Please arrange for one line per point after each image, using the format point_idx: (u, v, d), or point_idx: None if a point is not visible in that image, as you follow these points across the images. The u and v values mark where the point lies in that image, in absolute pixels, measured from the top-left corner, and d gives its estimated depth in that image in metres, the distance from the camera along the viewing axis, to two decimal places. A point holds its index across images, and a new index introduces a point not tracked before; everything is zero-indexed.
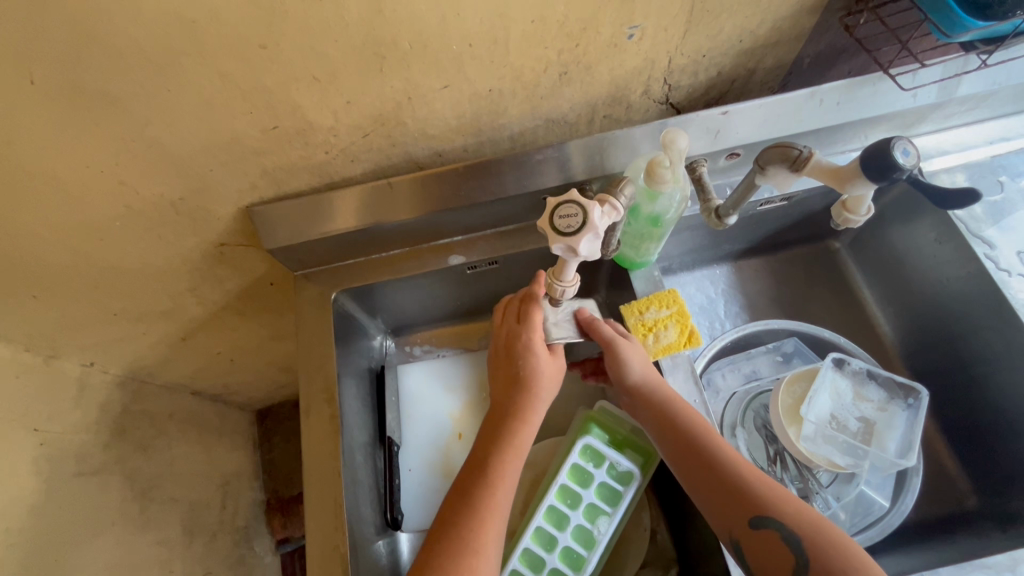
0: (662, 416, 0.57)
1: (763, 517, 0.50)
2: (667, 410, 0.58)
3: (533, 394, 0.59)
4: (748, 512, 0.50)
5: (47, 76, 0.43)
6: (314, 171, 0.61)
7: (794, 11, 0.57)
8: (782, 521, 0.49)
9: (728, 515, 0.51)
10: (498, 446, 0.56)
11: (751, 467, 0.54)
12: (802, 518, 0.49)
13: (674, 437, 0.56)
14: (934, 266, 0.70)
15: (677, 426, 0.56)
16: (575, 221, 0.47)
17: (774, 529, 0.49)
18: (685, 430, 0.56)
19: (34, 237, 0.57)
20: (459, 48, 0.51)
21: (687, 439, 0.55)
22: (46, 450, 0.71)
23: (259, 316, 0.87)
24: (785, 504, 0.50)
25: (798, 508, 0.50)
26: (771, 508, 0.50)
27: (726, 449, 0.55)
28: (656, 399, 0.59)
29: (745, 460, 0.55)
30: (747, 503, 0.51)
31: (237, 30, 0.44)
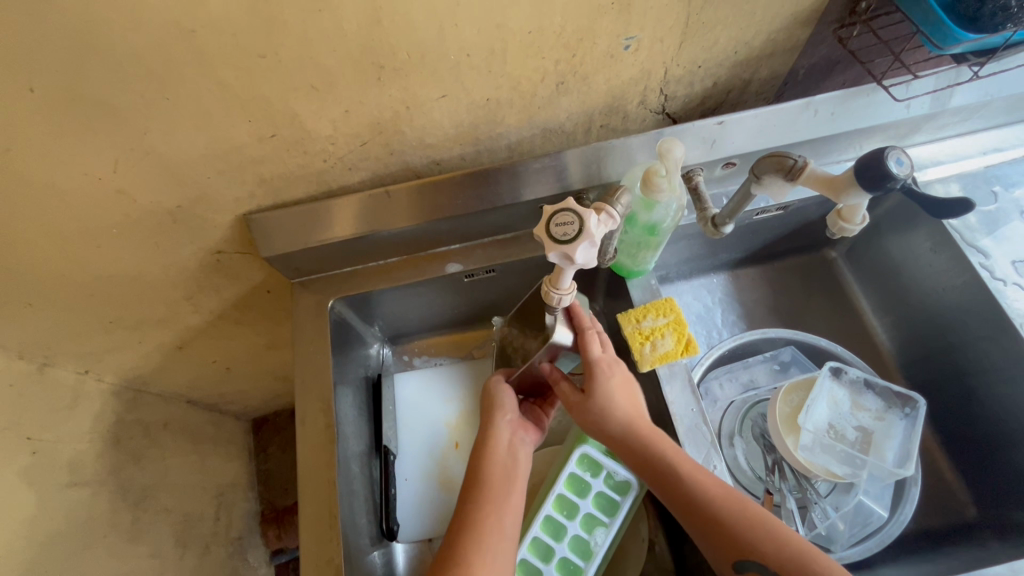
0: (642, 459, 0.56)
1: (745, 560, 0.50)
2: (645, 449, 0.57)
3: (495, 413, 0.61)
4: (732, 555, 0.51)
5: (47, 85, 0.44)
6: (312, 179, 0.61)
7: (787, 22, 0.58)
8: (764, 565, 0.49)
9: (714, 557, 0.52)
10: (476, 461, 0.58)
11: (737, 502, 0.53)
12: (784, 557, 0.49)
13: (652, 475, 0.56)
14: (930, 275, 0.70)
15: (656, 466, 0.55)
16: (571, 229, 0.47)
17: (757, 571, 0.50)
18: (664, 472, 0.55)
19: (29, 245, 0.57)
20: (456, 58, 0.51)
21: (666, 481, 0.55)
22: (39, 459, 0.71)
23: (256, 324, 0.87)
24: (766, 544, 0.50)
25: (780, 545, 0.49)
26: (752, 549, 0.50)
27: (708, 486, 0.54)
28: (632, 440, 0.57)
29: (731, 493, 0.53)
30: (729, 548, 0.51)
31: (236, 40, 0.44)
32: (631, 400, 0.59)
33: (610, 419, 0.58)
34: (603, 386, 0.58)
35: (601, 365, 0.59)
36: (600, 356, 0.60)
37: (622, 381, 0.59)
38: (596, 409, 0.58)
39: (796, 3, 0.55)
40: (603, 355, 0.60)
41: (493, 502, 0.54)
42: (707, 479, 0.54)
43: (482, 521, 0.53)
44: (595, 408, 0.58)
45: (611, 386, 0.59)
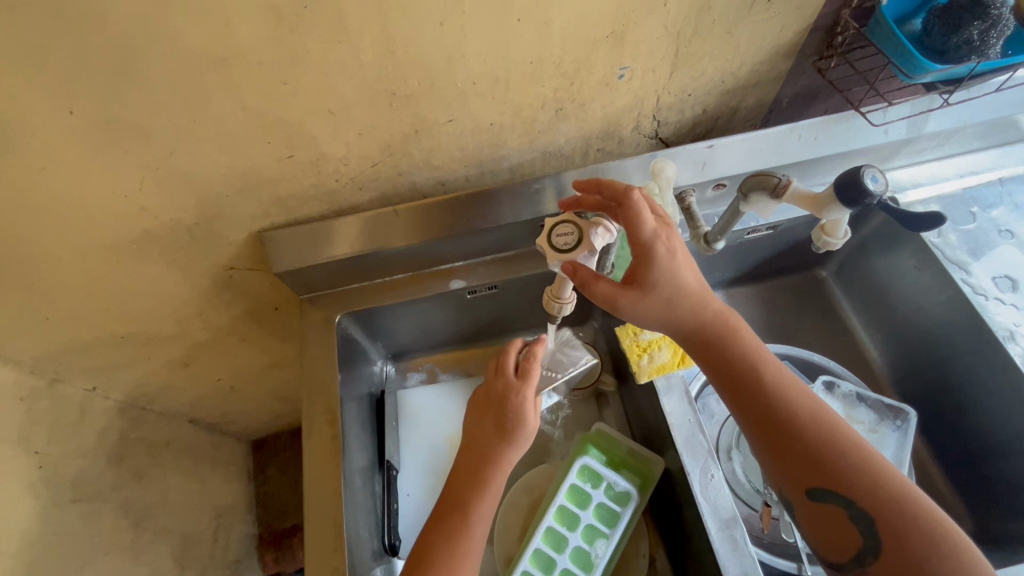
0: (725, 366, 0.53)
1: (826, 489, 0.48)
2: (727, 353, 0.53)
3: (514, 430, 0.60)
4: (811, 480, 0.48)
5: (84, 108, 0.47)
6: (323, 198, 0.64)
7: (770, 54, 0.62)
8: (849, 496, 0.47)
9: (788, 480, 0.50)
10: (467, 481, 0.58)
11: (826, 419, 0.50)
12: (877, 493, 0.46)
13: (730, 381, 0.53)
14: (915, 291, 0.73)
15: (738, 373, 0.53)
16: (571, 239, 0.52)
17: (838, 503, 0.47)
18: (747, 379, 0.52)
19: (52, 260, 0.59)
20: (463, 86, 0.55)
21: (747, 387, 0.52)
22: (44, 474, 0.72)
23: (262, 341, 0.88)
24: (856, 477, 0.47)
25: (875, 480, 0.47)
26: (839, 478, 0.47)
27: (796, 400, 0.51)
28: (711, 338, 0.53)
29: (822, 412, 0.51)
30: (812, 471, 0.48)
31: (262, 68, 0.48)
32: (705, 292, 0.53)
33: (681, 310, 0.52)
34: (666, 272, 0.50)
35: (659, 246, 0.49)
36: (658, 231, 0.49)
37: (687, 266, 0.51)
38: (659, 302, 0.52)
39: (777, 36, 0.60)
40: (660, 230, 0.50)
41: (478, 515, 0.57)
42: (795, 390, 0.52)
43: (466, 530, 0.56)
44: (672, 297, 0.52)
45: (673, 271, 0.50)
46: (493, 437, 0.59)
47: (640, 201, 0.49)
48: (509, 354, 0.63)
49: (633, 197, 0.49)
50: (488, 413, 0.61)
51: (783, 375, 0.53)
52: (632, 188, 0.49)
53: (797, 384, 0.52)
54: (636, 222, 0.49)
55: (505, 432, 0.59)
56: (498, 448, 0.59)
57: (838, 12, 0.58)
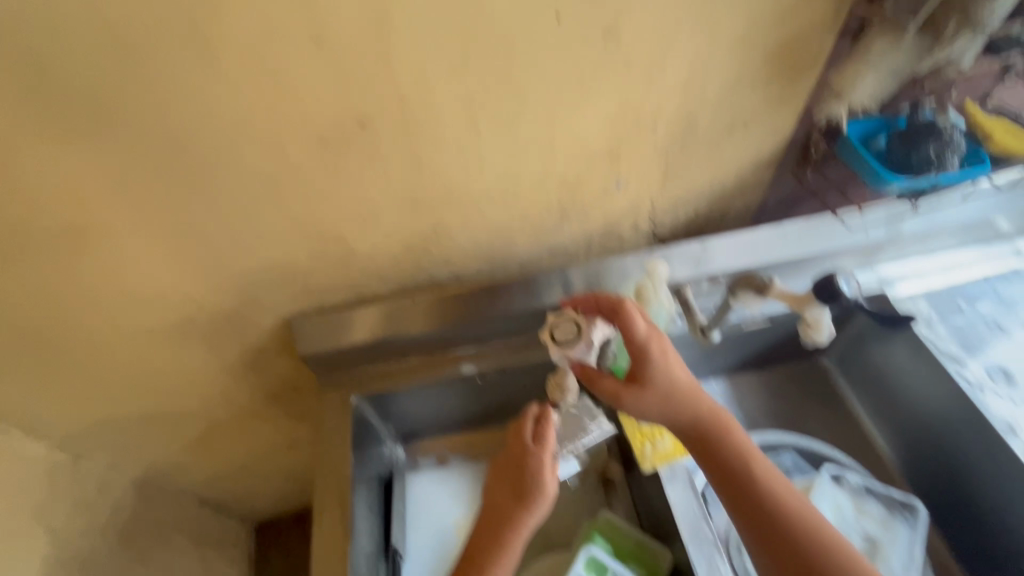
0: (717, 461, 0.57)
1: None
2: (718, 447, 0.57)
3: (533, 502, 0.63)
4: None
5: (157, 216, 0.55)
6: (349, 289, 0.71)
7: (752, 166, 0.70)
8: None
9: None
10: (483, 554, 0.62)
11: (813, 517, 0.54)
12: None
13: (724, 476, 0.56)
14: (913, 383, 0.75)
15: (730, 468, 0.56)
16: (571, 333, 0.56)
17: None
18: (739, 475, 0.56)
19: (101, 342, 0.66)
20: (479, 195, 0.63)
21: (740, 483, 0.56)
22: (58, 552, 0.73)
23: (279, 420, 0.91)
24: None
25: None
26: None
27: (784, 496, 0.55)
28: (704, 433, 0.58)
29: (808, 508, 0.55)
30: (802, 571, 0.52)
31: (307, 183, 0.56)
32: (696, 387, 0.58)
33: (677, 405, 0.57)
34: (662, 372, 0.57)
35: (653, 348, 0.57)
36: (653, 336, 0.57)
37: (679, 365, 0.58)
38: (655, 396, 0.57)
39: (756, 152, 0.68)
40: (654, 334, 0.57)
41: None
42: (783, 488, 0.56)
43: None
44: (666, 392, 0.57)
45: (668, 368, 0.57)
46: (510, 499, 0.64)
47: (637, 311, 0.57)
48: (526, 423, 0.67)
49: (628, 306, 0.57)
50: (506, 481, 0.65)
51: (771, 470, 0.57)
52: (625, 301, 0.57)
53: (784, 482, 0.57)
54: (631, 325, 0.57)
55: (521, 496, 0.63)
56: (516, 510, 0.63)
57: (808, 133, 0.67)
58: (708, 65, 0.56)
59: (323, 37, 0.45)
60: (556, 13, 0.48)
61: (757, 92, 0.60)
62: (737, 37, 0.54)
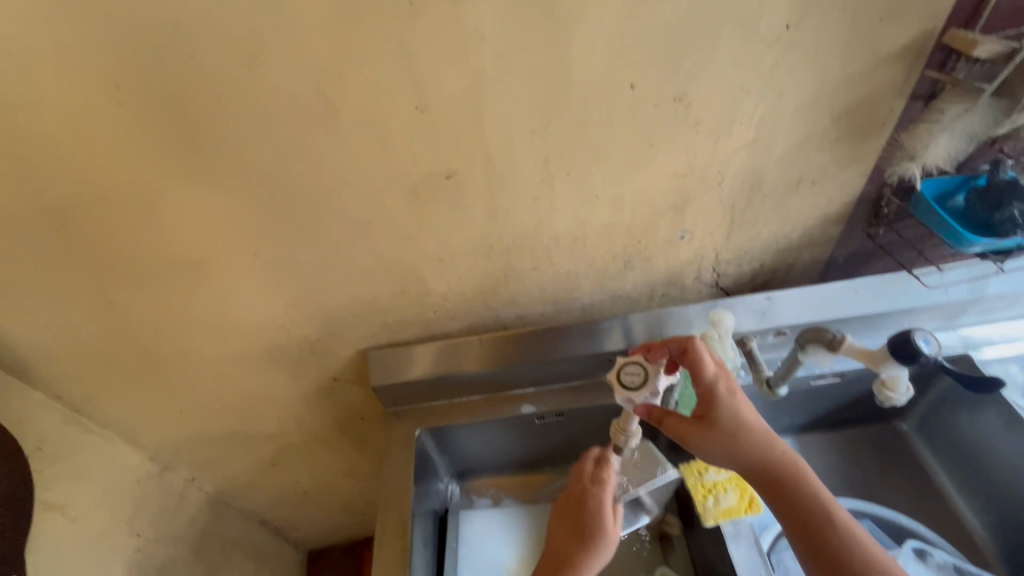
0: (792, 512, 0.52)
1: None
2: (796, 494, 0.52)
3: (593, 544, 0.61)
4: None
5: (264, 252, 0.62)
6: (421, 325, 0.75)
7: (820, 221, 0.70)
8: None
9: None
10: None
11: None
12: None
13: (801, 527, 0.51)
14: (1008, 456, 0.69)
15: (809, 520, 0.51)
16: (638, 378, 0.57)
17: None
18: (820, 528, 0.50)
19: (201, 362, 0.73)
20: (548, 242, 0.67)
21: (820, 537, 0.50)
22: (138, 556, 0.79)
23: (343, 448, 0.96)
24: None
25: None
26: None
27: (875, 556, 0.48)
28: (778, 480, 0.53)
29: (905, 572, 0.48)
30: None
31: (394, 227, 0.62)
32: (768, 431, 0.55)
33: (746, 447, 0.54)
34: (730, 411, 0.55)
35: (720, 387, 0.56)
36: (719, 374, 0.56)
37: (748, 406, 0.56)
38: (721, 436, 0.54)
39: (825, 208, 0.69)
40: (722, 374, 0.56)
41: None
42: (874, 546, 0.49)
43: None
44: (734, 432, 0.54)
45: (736, 409, 0.55)
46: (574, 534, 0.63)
47: (705, 350, 0.57)
48: (585, 463, 0.67)
49: (698, 345, 0.57)
50: (567, 519, 0.65)
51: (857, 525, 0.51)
52: (694, 338, 0.58)
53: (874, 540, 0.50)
54: (699, 365, 0.56)
55: (582, 534, 0.63)
56: (582, 545, 0.61)
57: (880, 189, 0.67)
58: (776, 126, 0.58)
59: (425, 105, 0.52)
60: (631, 83, 0.53)
61: (826, 151, 0.62)
62: (806, 100, 0.56)
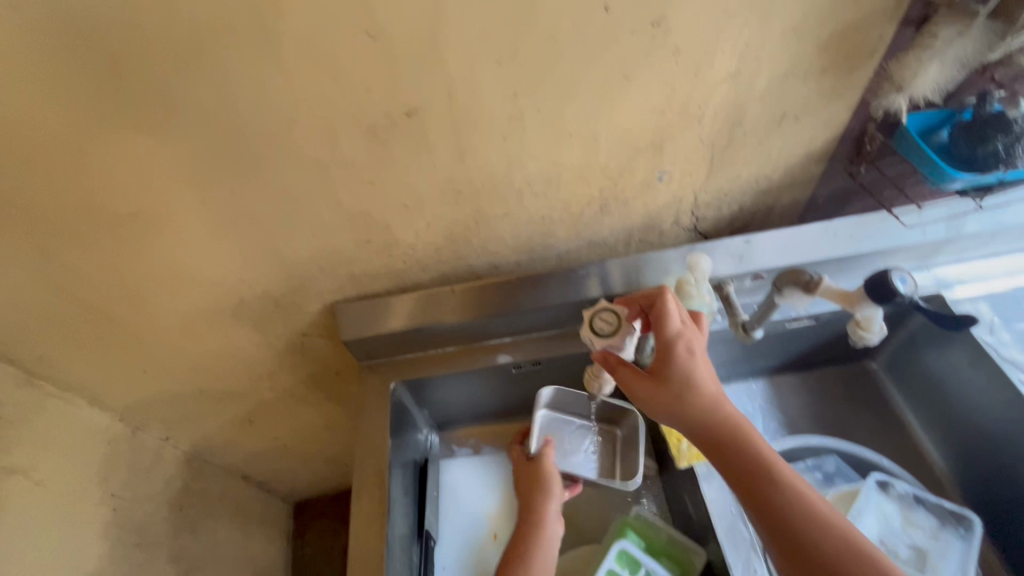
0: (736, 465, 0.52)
1: None
2: (740, 447, 0.52)
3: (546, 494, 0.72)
4: None
5: (214, 201, 0.57)
6: (391, 277, 0.73)
7: (802, 160, 0.68)
8: None
9: None
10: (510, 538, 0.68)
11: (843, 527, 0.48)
12: None
13: (744, 479, 0.51)
14: (972, 391, 0.71)
15: (752, 471, 0.51)
16: (606, 325, 0.59)
17: None
18: (762, 479, 0.50)
19: (160, 320, 0.69)
20: (519, 186, 0.63)
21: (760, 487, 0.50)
22: (114, 516, 0.78)
23: (320, 403, 0.95)
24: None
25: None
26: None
27: (811, 504, 0.49)
28: (724, 435, 0.53)
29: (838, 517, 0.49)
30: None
31: (354, 171, 0.58)
32: (719, 388, 0.54)
33: (697, 403, 0.53)
34: (684, 369, 0.54)
35: (678, 343, 0.55)
36: (680, 331, 0.55)
37: (705, 364, 0.55)
38: (672, 393, 0.54)
39: (806, 145, 0.66)
40: (682, 330, 0.55)
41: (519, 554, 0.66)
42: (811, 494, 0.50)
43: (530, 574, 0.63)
44: (685, 387, 0.53)
45: (691, 366, 0.54)
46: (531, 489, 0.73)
47: (672, 305, 0.57)
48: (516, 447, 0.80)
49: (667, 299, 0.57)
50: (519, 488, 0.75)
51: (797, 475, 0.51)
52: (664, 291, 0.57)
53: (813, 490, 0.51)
54: (664, 320, 0.56)
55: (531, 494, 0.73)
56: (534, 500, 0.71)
57: (864, 125, 0.64)
58: (759, 55, 0.55)
59: (377, 30, 0.46)
60: (605, 5, 0.48)
61: (811, 83, 0.58)
62: (792, 25, 0.52)
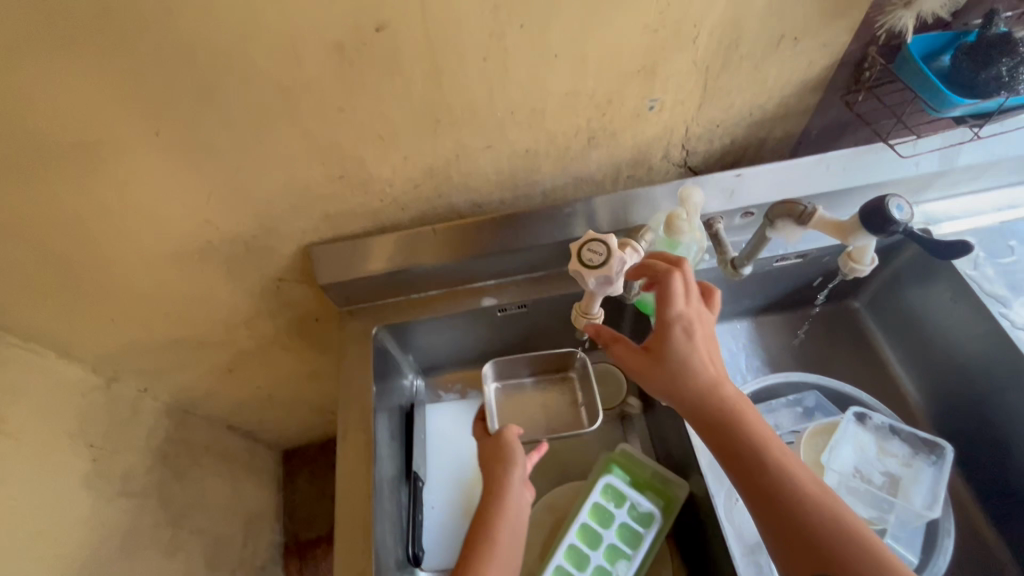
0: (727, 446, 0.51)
1: None
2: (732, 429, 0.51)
3: (508, 464, 0.64)
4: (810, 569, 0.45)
5: (169, 129, 0.53)
6: (368, 216, 0.69)
7: (798, 88, 0.65)
8: None
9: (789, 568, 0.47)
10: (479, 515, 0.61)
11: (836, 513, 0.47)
12: None
13: (737, 460, 0.51)
14: (953, 325, 0.72)
15: (742, 453, 0.50)
16: (597, 257, 0.55)
17: None
18: (752, 460, 0.50)
19: (123, 264, 0.65)
20: (502, 114, 0.59)
21: (752, 469, 0.50)
22: (98, 466, 0.76)
23: (301, 351, 0.93)
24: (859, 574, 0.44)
25: None
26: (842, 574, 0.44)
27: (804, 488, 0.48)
28: (716, 417, 0.52)
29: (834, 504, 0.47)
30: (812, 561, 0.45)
31: (323, 96, 0.53)
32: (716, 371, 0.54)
33: (690, 384, 0.53)
34: (681, 351, 0.54)
35: (677, 324, 0.54)
36: (683, 312, 0.55)
37: (705, 348, 0.54)
38: (665, 372, 0.54)
39: (803, 72, 0.62)
40: (684, 311, 0.55)
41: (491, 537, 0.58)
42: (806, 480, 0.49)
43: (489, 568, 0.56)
44: (676, 368, 0.54)
45: (688, 345, 0.54)
46: (492, 466, 0.65)
47: (679, 284, 0.55)
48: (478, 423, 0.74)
49: (674, 278, 0.55)
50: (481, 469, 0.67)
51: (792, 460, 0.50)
52: (673, 270, 0.56)
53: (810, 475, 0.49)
54: (665, 299, 0.55)
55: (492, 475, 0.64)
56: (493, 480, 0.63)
57: (865, 49, 0.61)
58: None
59: None
60: None
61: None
62: None
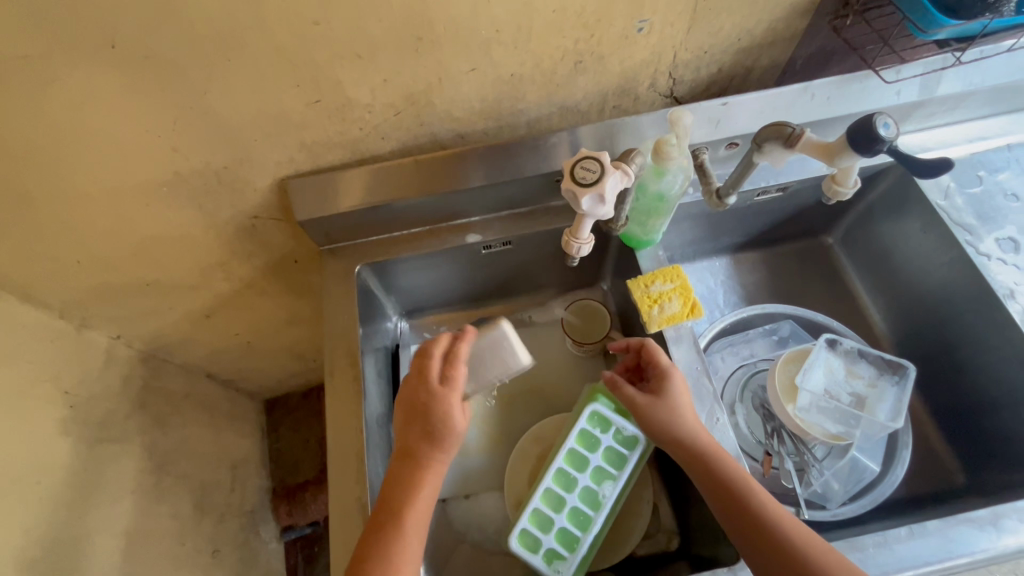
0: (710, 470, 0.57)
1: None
2: (715, 454, 0.58)
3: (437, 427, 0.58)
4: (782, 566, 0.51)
5: (127, 43, 0.48)
6: (346, 147, 0.66)
7: (788, 12, 0.63)
8: None
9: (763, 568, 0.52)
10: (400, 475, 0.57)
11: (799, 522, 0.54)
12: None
13: (720, 480, 0.56)
14: (921, 254, 0.75)
15: (724, 472, 0.57)
16: (591, 174, 0.54)
17: None
18: (733, 476, 0.56)
19: (86, 200, 0.62)
20: (487, 33, 0.56)
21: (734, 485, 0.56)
22: (75, 412, 0.74)
23: (280, 296, 0.91)
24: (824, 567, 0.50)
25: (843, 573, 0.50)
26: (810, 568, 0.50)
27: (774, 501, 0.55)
28: (703, 445, 0.59)
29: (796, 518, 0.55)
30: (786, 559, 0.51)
31: (295, 7, 0.49)
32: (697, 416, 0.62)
33: (685, 416, 0.60)
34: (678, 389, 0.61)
35: (674, 371, 0.63)
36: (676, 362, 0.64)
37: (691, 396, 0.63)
38: (662, 404, 0.61)
39: None
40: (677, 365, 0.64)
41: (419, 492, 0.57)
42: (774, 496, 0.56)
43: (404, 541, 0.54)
44: (670, 403, 0.60)
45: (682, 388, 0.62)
46: (420, 429, 0.58)
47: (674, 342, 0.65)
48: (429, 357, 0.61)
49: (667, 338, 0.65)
50: (414, 421, 0.59)
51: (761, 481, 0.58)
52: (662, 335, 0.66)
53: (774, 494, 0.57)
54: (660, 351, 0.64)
55: (433, 435, 0.58)
56: (419, 446, 0.58)
57: None
58: None
59: None
60: None
61: None
62: None
